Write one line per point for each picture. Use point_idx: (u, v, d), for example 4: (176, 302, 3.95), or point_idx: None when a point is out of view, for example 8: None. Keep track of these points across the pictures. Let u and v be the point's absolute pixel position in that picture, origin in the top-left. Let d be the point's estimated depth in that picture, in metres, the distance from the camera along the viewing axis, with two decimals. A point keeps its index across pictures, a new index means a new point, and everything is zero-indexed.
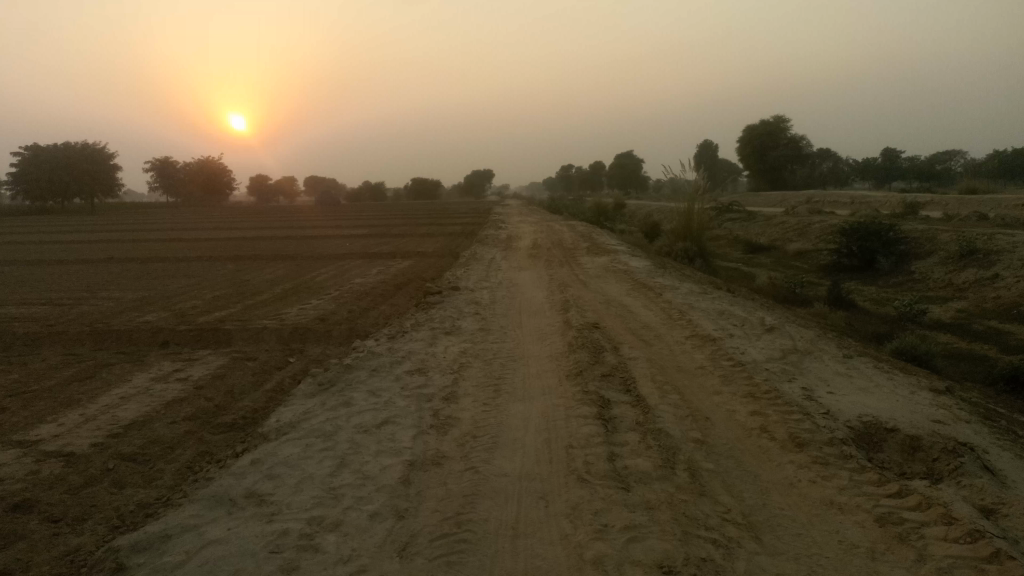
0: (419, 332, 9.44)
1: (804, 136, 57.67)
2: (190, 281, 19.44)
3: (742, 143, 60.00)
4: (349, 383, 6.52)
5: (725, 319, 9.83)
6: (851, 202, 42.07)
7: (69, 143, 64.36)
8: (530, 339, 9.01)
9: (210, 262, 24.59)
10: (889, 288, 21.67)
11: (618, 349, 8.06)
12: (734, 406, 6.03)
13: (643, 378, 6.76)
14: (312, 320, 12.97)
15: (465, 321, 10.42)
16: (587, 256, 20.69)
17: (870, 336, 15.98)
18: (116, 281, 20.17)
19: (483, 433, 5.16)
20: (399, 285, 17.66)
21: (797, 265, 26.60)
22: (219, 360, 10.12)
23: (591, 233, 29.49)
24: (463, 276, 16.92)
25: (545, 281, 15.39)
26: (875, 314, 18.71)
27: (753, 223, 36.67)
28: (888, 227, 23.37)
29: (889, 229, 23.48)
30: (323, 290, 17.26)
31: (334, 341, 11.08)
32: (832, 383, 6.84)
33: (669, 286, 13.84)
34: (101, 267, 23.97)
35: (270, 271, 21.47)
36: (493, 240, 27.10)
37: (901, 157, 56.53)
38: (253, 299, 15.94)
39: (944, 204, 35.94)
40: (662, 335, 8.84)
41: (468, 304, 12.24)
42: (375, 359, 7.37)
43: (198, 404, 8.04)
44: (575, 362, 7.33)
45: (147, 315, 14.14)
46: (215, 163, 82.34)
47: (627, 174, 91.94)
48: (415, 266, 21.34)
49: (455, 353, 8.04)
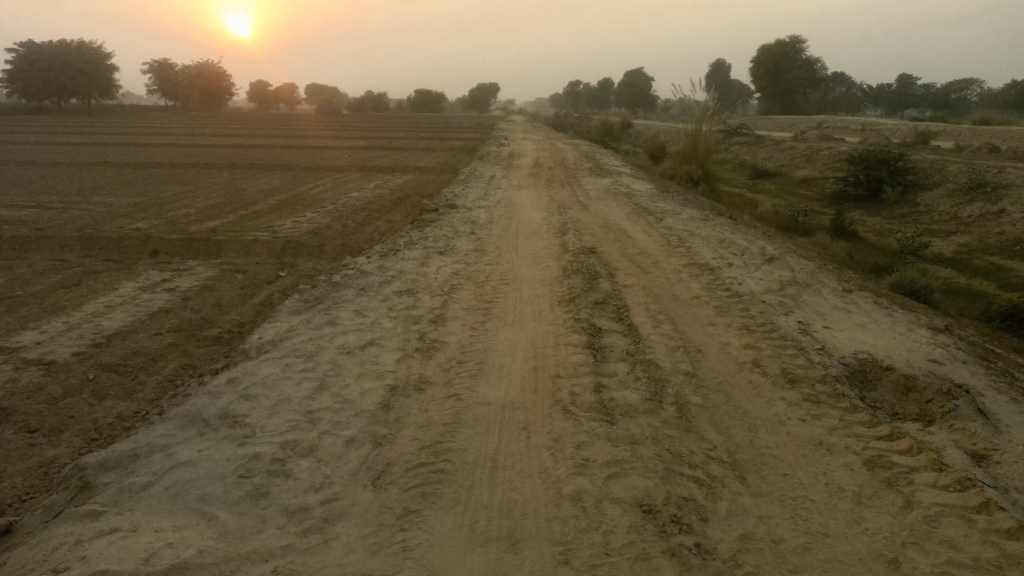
0: (412, 250, 9.27)
1: (818, 59, 56.05)
2: (184, 188, 19.13)
3: (754, 64, 58.36)
4: (335, 301, 6.37)
5: (725, 248, 9.62)
6: (862, 130, 41.20)
7: (65, 39, 62.60)
8: (524, 262, 8.83)
9: (206, 169, 24.19)
10: (893, 220, 21.36)
11: (613, 275, 7.87)
12: (727, 338, 5.88)
13: (636, 307, 6.61)
14: (306, 233, 12.77)
15: (460, 241, 10.22)
16: (589, 177, 20.31)
17: (870, 269, 15.81)
18: (110, 184, 19.87)
19: (468, 359, 5.03)
20: (396, 200, 17.38)
21: (802, 193, 26.21)
22: (209, 271, 9.97)
23: (595, 152, 28.96)
24: (462, 194, 16.59)
25: (544, 201, 15.10)
26: (877, 247, 18.49)
27: (760, 147, 35.95)
28: (897, 157, 22.86)
29: (898, 159, 22.99)
30: (319, 202, 16.98)
31: (326, 256, 10.90)
32: (829, 317, 6.69)
33: (670, 212, 13.57)
34: (95, 170, 23.55)
35: (267, 181, 21.10)
36: (495, 157, 26.58)
37: (916, 85, 55.10)
38: (247, 209, 15.69)
39: (957, 135, 35.19)
40: (659, 262, 8.66)
41: (464, 223, 12.02)
42: (364, 277, 7.21)
43: (184, 316, 7.94)
44: (568, 288, 7.16)
45: (139, 222, 13.92)
46: (214, 67, 80.26)
47: (635, 92, 89.84)
48: (414, 181, 20.97)
49: (447, 273, 7.87)
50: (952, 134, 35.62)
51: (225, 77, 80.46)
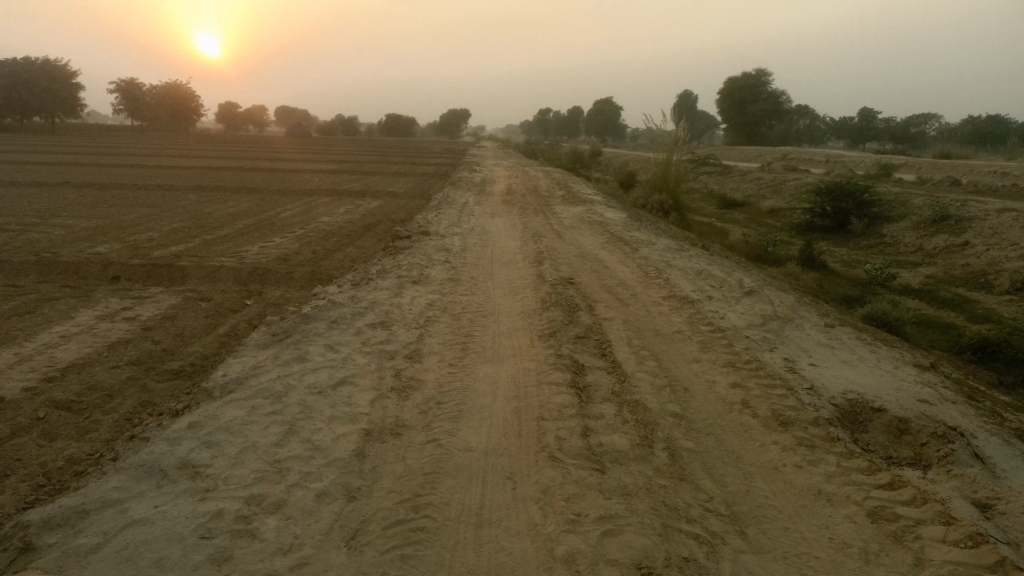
0: (384, 279, 8.99)
1: (783, 92, 57.15)
2: (148, 211, 18.64)
3: (721, 95, 59.29)
4: (305, 335, 6.07)
5: (703, 280, 9.49)
6: (826, 161, 41.91)
7: (28, 58, 61.52)
8: (500, 293, 8.59)
9: (171, 191, 23.67)
10: (860, 250, 21.57)
11: (593, 308, 7.67)
12: (714, 376, 5.69)
13: (618, 342, 6.40)
14: (274, 260, 12.42)
15: (433, 270, 9.96)
16: (562, 204, 20.22)
17: (841, 300, 15.86)
18: (70, 206, 19.28)
19: (447, 399, 4.77)
20: (367, 226, 17.08)
21: (770, 223, 26.43)
22: (171, 299, 9.58)
23: (566, 180, 28.98)
24: (434, 221, 16.36)
25: (518, 229, 14.92)
26: (846, 277, 18.61)
27: (728, 177, 36.31)
28: (864, 189, 23.17)
29: (864, 191, 23.29)
30: (288, 227, 16.62)
31: (295, 284, 10.56)
32: (814, 354, 6.54)
33: (645, 241, 13.47)
34: (54, 191, 22.89)
35: (234, 204, 20.67)
36: (467, 183, 26.44)
37: (877, 118, 56.41)
38: (213, 234, 15.28)
39: (918, 167, 35.92)
40: (639, 294, 8.48)
41: (438, 251, 11.77)
42: (335, 309, 6.91)
43: (144, 348, 7.56)
44: (548, 321, 6.94)
45: (99, 246, 13.45)
46: (182, 88, 79.42)
47: (603, 121, 90.79)
48: (385, 206, 20.72)
49: (421, 304, 7.61)
50: (914, 167, 36.39)
51: (193, 98, 79.63)
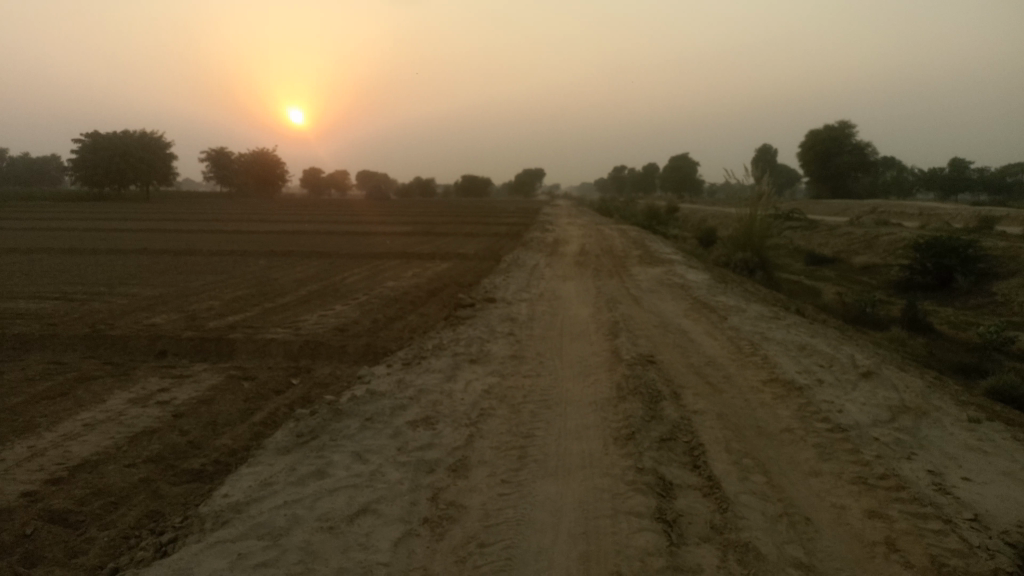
0: (438, 358, 8.02)
1: (869, 143, 54.83)
2: (216, 278, 18.42)
3: (802, 149, 57.30)
4: (332, 438, 5.07)
5: (807, 358, 8.12)
6: (919, 214, 39.49)
7: (129, 131, 65.15)
8: (570, 375, 7.47)
9: (243, 257, 23.61)
10: (967, 310, 19.54)
11: (679, 397, 6.45)
12: (843, 500, 4.38)
13: (714, 447, 5.17)
14: (329, 331, 11.69)
15: (495, 345, 8.97)
16: (639, 265, 19.06)
17: (953, 369, 14.05)
18: (142, 274, 19.24)
19: (494, 539, 3.66)
20: (432, 290, 16.32)
21: (864, 280, 24.51)
22: (212, 379, 8.85)
23: (642, 238, 27.81)
24: (502, 285, 15.48)
25: (591, 294, 13.85)
26: (956, 341, 16.70)
27: (814, 233, 34.42)
28: (967, 244, 21.21)
29: (967, 246, 21.29)
30: (351, 293, 16.00)
31: (346, 360, 9.72)
32: (967, 461, 5.14)
33: (733, 307, 12.18)
34: (132, 258, 23.18)
35: (302, 270, 20.35)
36: (539, 244, 25.67)
37: (969, 168, 53.53)
38: (274, 302, 14.79)
39: (1023, 219, 33.28)
40: (732, 378, 7.22)
41: (502, 321, 10.79)
42: (375, 400, 5.93)
43: (169, 439, 6.73)
44: (625, 415, 5.76)
45: (156, 317, 13.05)
46: (268, 156, 82.55)
47: (678, 177, 89.50)
48: (453, 269, 20.02)
49: (476, 392, 6.56)
50: (1017, 218, 33.74)
51: (278, 165, 82.51)
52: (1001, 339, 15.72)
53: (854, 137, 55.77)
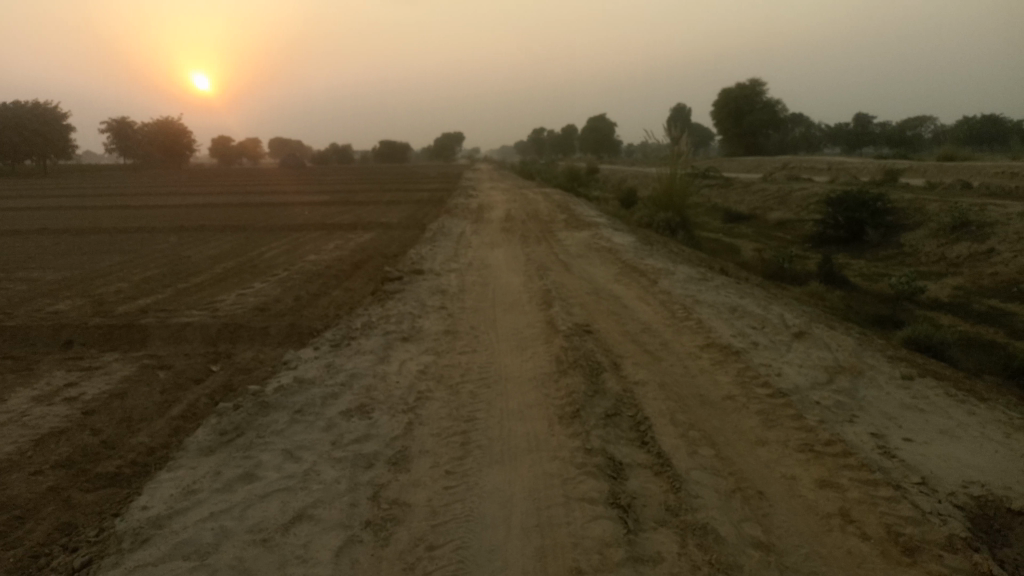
0: (368, 337, 7.68)
1: (779, 100, 56.16)
2: (123, 258, 17.39)
3: (716, 107, 58.26)
4: (261, 435, 4.73)
5: (740, 320, 8.15)
6: (828, 169, 40.78)
7: (19, 102, 60.97)
8: (507, 350, 7.27)
9: (152, 234, 22.42)
10: (878, 261, 20.28)
11: (619, 368, 6.33)
12: (793, 471, 4.34)
13: (659, 420, 5.06)
14: (250, 311, 11.14)
15: (426, 320, 8.67)
16: (565, 229, 18.97)
17: (869, 320, 14.53)
18: (41, 256, 18.00)
19: (444, 541, 3.43)
20: (356, 263, 15.83)
21: (781, 236, 25.15)
22: (125, 370, 8.28)
23: (566, 201, 27.78)
24: (428, 255, 15.10)
25: (520, 261, 13.66)
26: (869, 293, 17.31)
27: (731, 190, 35.10)
28: (877, 198, 21.92)
29: (877, 199, 22.01)
30: (270, 269, 15.36)
31: (270, 343, 9.25)
32: (905, 422, 5.20)
33: (662, 270, 12.18)
34: (29, 239, 21.69)
35: (217, 245, 19.43)
36: (463, 210, 25.29)
37: (872, 123, 55.57)
38: (188, 282, 14.03)
39: (924, 171, 34.75)
40: (670, 345, 7.16)
41: (431, 294, 10.49)
42: (303, 389, 5.57)
43: (78, 440, 6.20)
44: (567, 391, 5.60)
45: (59, 304, 12.17)
46: (174, 125, 78.77)
47: (597, 137, 89.92)
48: (376, 239, 19.50)
49: (411, 373, 6.28)
50: (918, 171, 35.21)
51: (186, 135, 78.86)
52: (911, 289, 16.32)
53: (765, 95, 56.98)
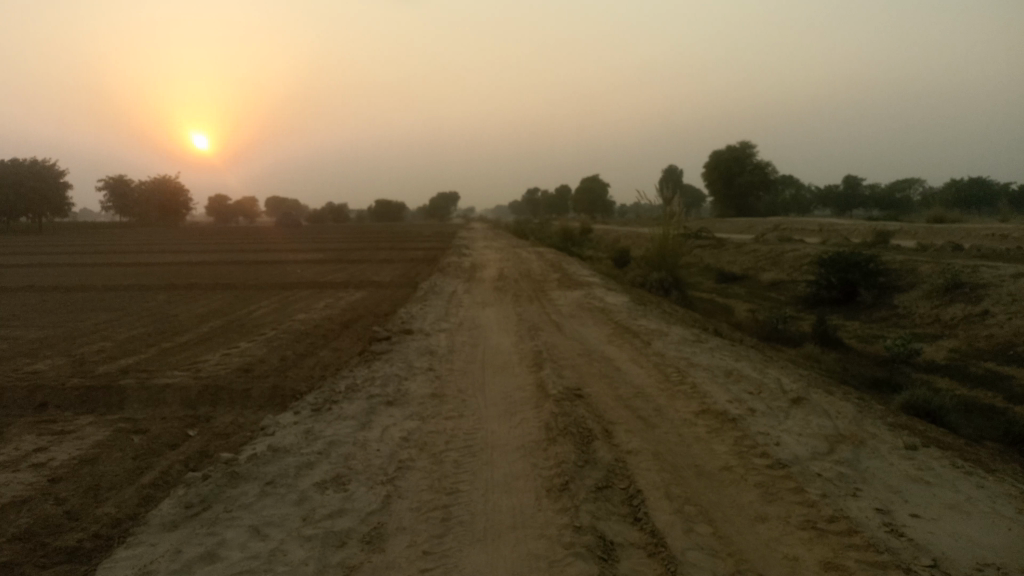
0: (351, 401, 7.41)
1: (769, 163, 56.90)
2: (110, 316, 17.11)
3: (707, 170, 58.97)
4: (229, 509, 4.44)
5: (736, 384, 7.91)
6: (819, 230, 41.04)
7: (18, 160, 61.42)
8: (495, 416, 7.00)
9: (141, 292, 22.17)
10: (873, 323, 20.12)
11: (610, 436, 6.07)
12: (795, 551, 4.07)
13: (653, 494, 4.79)
14: (234, 372, 10.85)
15: (413, 383, 8.41)
16: (558, 289, 18.83)
17: (866, 383, 14.28)
18: (26, 314, 17.70)
19: None
20: (346, 322, 15.59)
21: (774, 297, 25.05)
22: (98, 434, 7.95)
23: (560, 261, 27.73)
24: (419, 314, 14.88)
25: (512, 322, 13.45)
26: (865, 355, 17.10)
27: (723, 251, 35.18)
28: (869, 259, 21.91)
29: (869, 260, 21.99)
30: (258, 328, 15.10)
31: (251, 406, 8.95)
32: (911, 496, 4.94)
33: (655, 331, 11.98)
34: (16, 296, 21.43)
35: (206, 304, 19.19)
36: (455, 269, 25.19)
37: (861, 186, 56.26)
38: (173, 341, 13.75)
39: (914, 233, 34.96)
40: (664, 410, 6.91)
41: (419, 355, 10.24)
42: (277, 458, 5.29)
43: (40, 510, 5.85)
44: (557, 461, 5.33)
45: (38, 363, 11.86)
46: (171, 183, 79.26)
47: (590, 198, 90.78)
48: (367, 298, 19.30)
49: (394, 441, 6.00)
50: (909, 232, 35.42)
51: (182, 193, 79.29)
52: (907, 351, 16.11)
53: (756, 157, 57.76)
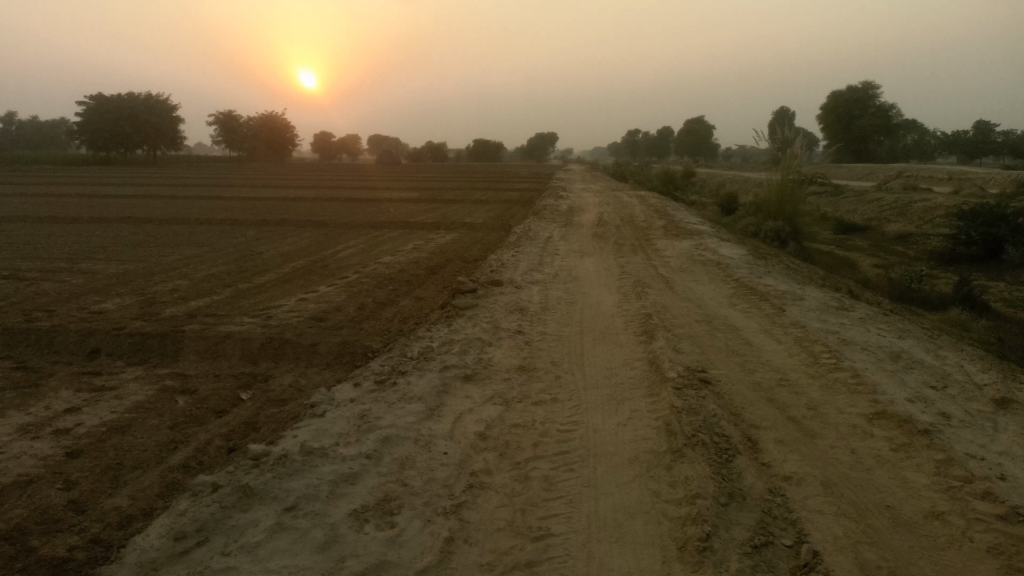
0: (421, 374, 6.04)
1: (893, 105, 51.92)
2: (193, 253, 16.45)
3: (823, 112, 54.50)
4: (227, 551, 3.18)
5: (913, 375, 6.13)
6: (950, 178, 36.92)
7: (135, 93, 63.13)
8: (598, 402, 5.52)
9: (231, 227, 21.65)
10: (1021, 284, 17.25)
11: (757, 449, 4.50)
12: None
13: (840, 566, 3.26)
14: (304, 322, 9.74)
15: (497, 352, 6.96)
16: (664, 238, 17.00)
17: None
18: (114, 247, 17.29)
19: None
20: (431, 267, 14.33)
21: (903, 251, 22.24)
22: (140, 393, 6.95)
23: (665, 206, 25.62)
24: (510, 262, 13.45)
25: (614, 275, 11.82)
26: (1015, 322, 14.58)
27: (843, 199, 32.03)
28: (1018, 212, 18.88)
29: (1017, 213, 18.93)
30: (339, 271, 14.03)
31: (315, 366, 7.79)
32: None
33: (785, 294, 10.09)
34: (112, 228, 21.25)
35: (292, 242, 18.33)
36: (552, 212, 23.55)
37: (995, 131, 50.66)
38: (249, 283, 12.84)
39: None
40: (824, 411, 5.23)
41: (507, 314, 8.79)
42: (312, 464, 3.99)
43: (44, 500, 4.84)
44: (689, 489, 3.83)
45: (107, 302, 11.13)
46: (276, 119, 80.08)
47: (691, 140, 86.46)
48: (457, 241, 18.03)
49: (470, 438, 4.62)
50: None
51: (288, 130, 79.85)
52: None
53: (878, 98, 52.73)
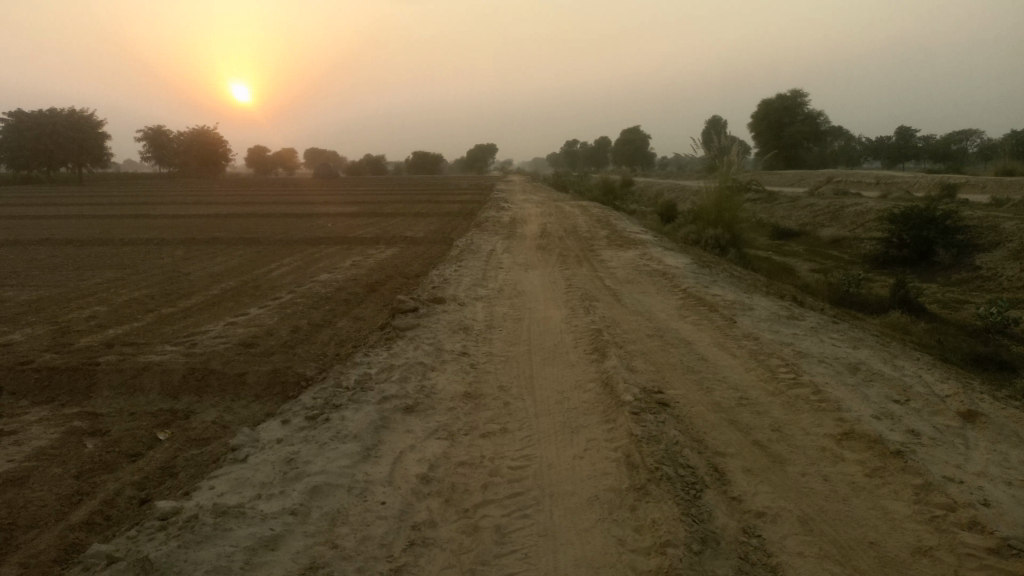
0: (357, 407, 5.52)
1: (820, 113, 53.29)
2: (115, 275, 15.50)
3: (754, 121, 55.64)
4: None
5: (876, 388, 5.89)
6: (878, 183, 37.91)
7: (57, 109, 60.57)
8: (551, 431, 5.10)
9: (158, 247, 20.57)
10: (952, 284, 17.54)
11: (726, 481, 4.14)
12: None
13: None
14: (232, 348, 9.08)
15: (440, 377, 6.48)
16: (608, 248, 16.77)
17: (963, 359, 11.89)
18: (28, 272, 16.17)
19: None
20: (370, 285, 13.74)
21: (839, 255, 22.53)
22: (44, 437, 6.25)
23: (607, 216, 25.51)
24: (452, 277, 12.98)
25: (559, 288, 11.45)
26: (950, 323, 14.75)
27: (778, 205, 32.50)
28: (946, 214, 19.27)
29: (946, 216, 19.32)
30: (272, 291, 13.33)
31: (242, 399, 7.17)
32: None
33: (733, 305, 9.86)
34: (28, 251, 19.97)
35: (224, 261, 17.48)
36: (494, 224, 23.17)
37: (916, 137, 52.44)
38: (174, 307, 12.05)
39: (982, 186, 31.74)
40: (791, 433, 4.91)
41: (448, 335, 8.31)
42: (229, 526, 3.46)
43: None
44: (658, 536, 3.43)
45: (16, 333, 10.24)
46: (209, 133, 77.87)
47: (628, 149, 87.40)
48: (397, 256, 17.48)
49: (412, 482, 4.14)
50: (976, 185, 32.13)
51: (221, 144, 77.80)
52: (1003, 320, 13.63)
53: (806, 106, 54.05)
